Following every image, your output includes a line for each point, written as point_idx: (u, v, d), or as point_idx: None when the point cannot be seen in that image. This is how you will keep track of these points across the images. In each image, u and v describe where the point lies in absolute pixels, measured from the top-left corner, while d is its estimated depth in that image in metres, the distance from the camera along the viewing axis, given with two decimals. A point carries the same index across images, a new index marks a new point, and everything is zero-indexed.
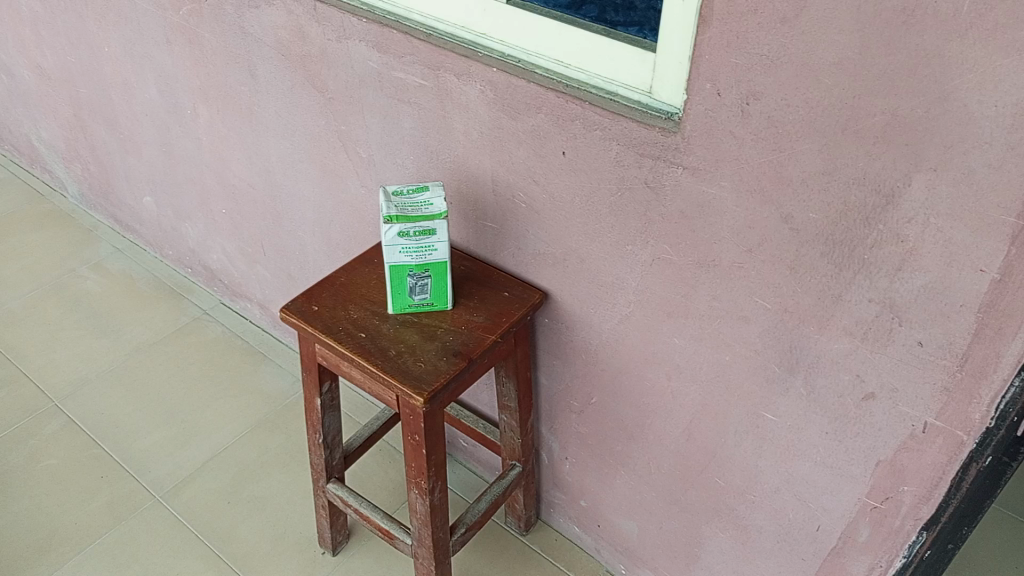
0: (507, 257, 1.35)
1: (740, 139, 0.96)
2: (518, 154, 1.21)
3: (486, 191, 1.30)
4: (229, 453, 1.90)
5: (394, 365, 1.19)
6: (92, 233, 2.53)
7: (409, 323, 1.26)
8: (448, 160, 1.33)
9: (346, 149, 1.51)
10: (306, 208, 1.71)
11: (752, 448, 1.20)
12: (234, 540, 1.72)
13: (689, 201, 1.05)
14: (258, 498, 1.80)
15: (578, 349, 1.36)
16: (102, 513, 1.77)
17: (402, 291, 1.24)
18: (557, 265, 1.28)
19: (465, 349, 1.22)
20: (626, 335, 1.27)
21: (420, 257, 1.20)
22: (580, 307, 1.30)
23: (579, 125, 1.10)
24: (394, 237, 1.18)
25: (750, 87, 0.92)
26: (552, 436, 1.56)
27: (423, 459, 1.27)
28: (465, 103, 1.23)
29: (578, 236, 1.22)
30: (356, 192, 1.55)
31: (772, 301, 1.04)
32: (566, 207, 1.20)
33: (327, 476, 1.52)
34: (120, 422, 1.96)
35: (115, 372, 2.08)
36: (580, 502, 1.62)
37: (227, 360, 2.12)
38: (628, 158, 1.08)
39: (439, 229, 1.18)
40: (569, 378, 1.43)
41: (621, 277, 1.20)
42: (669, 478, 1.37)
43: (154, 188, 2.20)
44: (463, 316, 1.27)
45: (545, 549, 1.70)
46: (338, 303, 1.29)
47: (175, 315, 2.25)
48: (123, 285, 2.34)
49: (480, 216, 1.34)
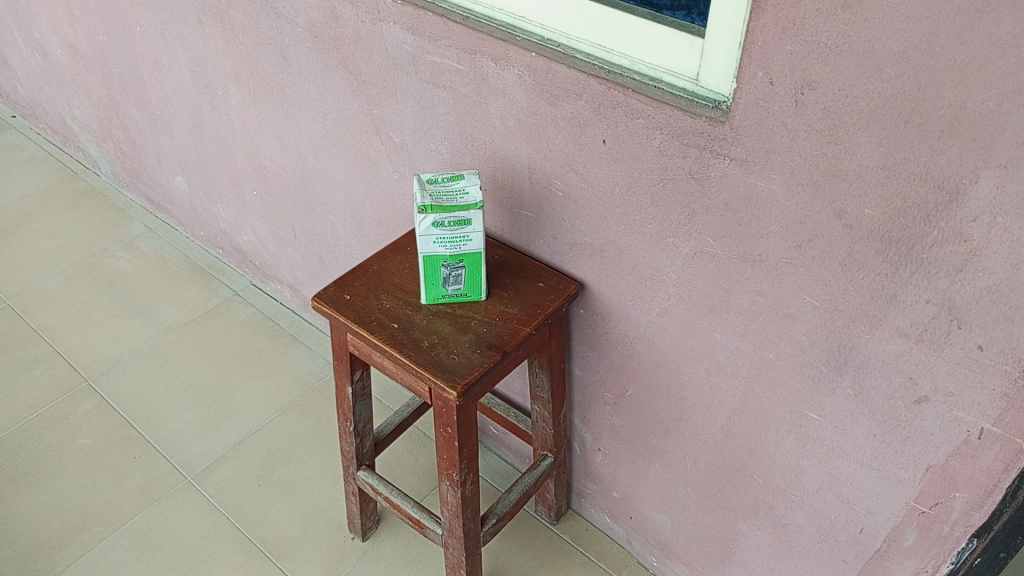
0: (543, 246, 1.32)
1: (792, 129, 0.92)
2: (556, 142, 1.18)
3: (522, 180, 1.27)
4: (259, 436, 1.89)
5: (428, 357, 1.16)
6: (125, 212, 2.53)
7: (443, 313, 1.23)
8: (484, 147, 1.29)
9: (379, 134, 1.48)
10: (338, 192, 1.69)
11: (794, 447, 1.17)
12: (265, 523, 1.72)
13: (736, 193, 1.01)
14: (289, 482, 1.80)
15: (614, 341, 1.33)
16: (134, 494, 1.78)
17: (436, 281, 1.22)
18: (595, 255, 1.25)
19: (499, 341, 1.19)
20: (665, 328, 1.23)
21: (455, 247, 1.17)
22: (617, 298, 1.27)
23: (621, 113, 1.07)
24: (429, 226, 1.15)
25: (805, 75, 0.88)
26: (585, 426, 1.54)
27: (455, 452, 1.25)
28: (502, 89, 1.20)
29: (617, 226, 1.18)
30: (389, 177, 1.52)
31: (821, 298, 1.00)
32: (606, 196, 1.17)
33: (357, 463, 1.51)
34: (152, 403, 1.97)
35: (146, 353, 2.09)
36: (613, 493, 1.59)
37: (257, 342, 2.11)
38: (672, 147, 1.04)
39: (474, 219, 1.15)
40: (604, 370, 1.40)
41: (661, 269, 1.17)
42: (706, 474, 1.34)
43: (186, 168, 2.19)
44: (496, 308, 1.24)
45: (575, 539, 1.68)
46: (370, 292, 1.27)
47: (206, 296, 2.25)
48: (155, 265, 2.34)
49: (516, 204, 1.31)
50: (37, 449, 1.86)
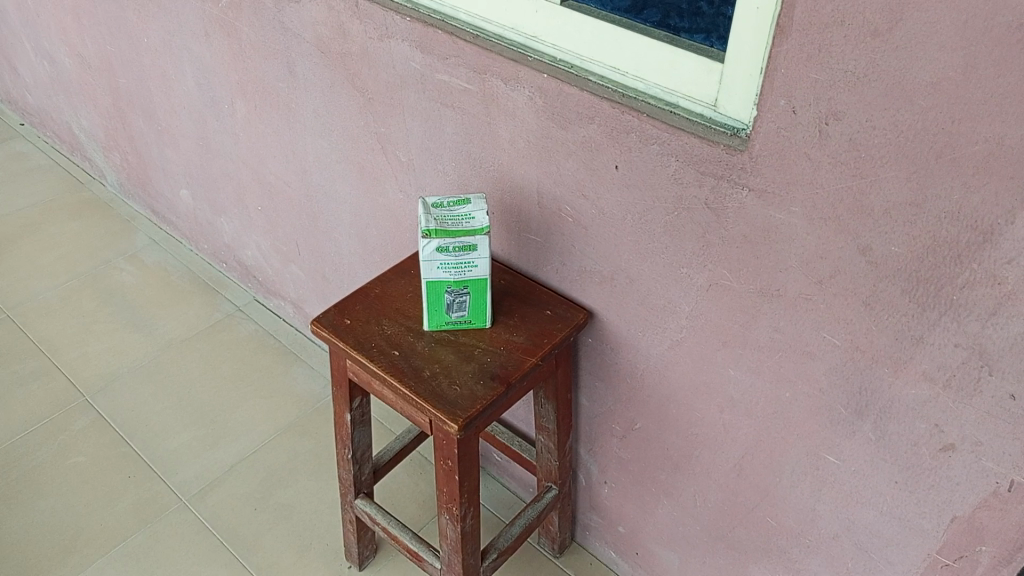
0: (550, 272, 1.27)
1: (815, 161, 0.87)
2: (567, 166, 1.13)
3: (531, 204, 1.22)
4: (257, 457, 1.85)
5: (428, 388, 1.12)
6: (129, 223, 2.50)
7: (445, 341, 1.18)
8: (492, 169, 1.25)
9: (385, 152, 1.44)
10: (343, 210, 1.65)
11: (810, 490, 1.11)
12: (260, 549, 1.67)
13: (754, 225, 0.97)
14: (286, 506, 1.75)
15: (623, 372, 1.28)
16: (128, 514, 1.73)
17: (440, 308, 1.17)
18: (604, 284, 1.20)
19: (503, 372, 1.14)
20: (677, 361, 1.18)
21: (459, 274, 1.12)
22: (627, 329, 1.22)
23: (635, 138, 1.02)
24: (433, 251, 1.10)
25: (830, 105, 0.83)
26: (591, 458, 1.49)
27: (456, 486, 1.20)
28: (512, 109, 1.15)
29: (629, 255, 1.14)
30: (395, 197, 1.48)
31: (842, 337, 0.95)
32: (617, 224, 1.12)
33: (355, 492, 1.46)
34: (149, 420, 1.93)
35: (146, 368, 2.05)
36: (619, 527, 1.54)
37: (259, 359, 2.07)
38: (688, 175, 1.00)
39: (480, 245, 1.10)
40: (612, 401, 1.35)
41: (673, 301, 1.12)
42: (716, 514, 1.29)
43: (190, 181, 2.16)
44: (502, 336, 1.19)
45: (578, 573, 1.63)
46: (371, 317, 1.22)
47: (208, 311, 2.21)
48: (158, 278, 2.31)
49: (523, 228, 1.26)
50: (31, 465, 1.82)
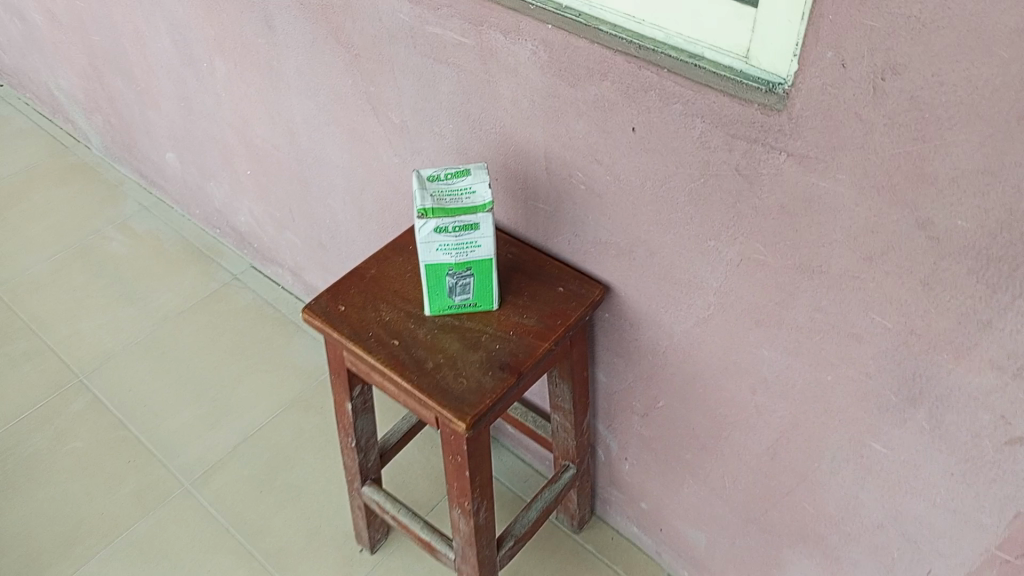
0: (561, 243, 1.15)
1: (867, 122, 0.75)
2: (577, 128, 1.01)
3: (538, 170, 1.10)
4: (261, 436, 1.76)
5: (432, 383, 1.02)
6: (117, 188, 2.38)
7: (449, 328, 1.08)
8: (493, 132, 1.13)
9: (377, 113, 1.31)
10: (335, 175, 1.53)
11: (853, 477, 1.02)
12: (268, 534, 1.61)
13: (793, 194, 0.85)
14: (293, 487, 1.67)
15: (644, 348, 1.18)
16: (130, 502, 1.66)
17: (441, 291, 1.06)
18: (622, 256, 1.09)
19: (513, 361, 1.04)
20: (704, 339, 1.08)
21: (461, 255, 1.01)
22: (648, 304, 1.11)
23: (654, 97, 0.90)
24: (430, 233, 0.98)
25: (887, 58, 0.71)
26: (610, 434, 1.40)
27: (466, 480, 1.11)
28: (513, 66, 1.03)
29: (649, 226, 1.02)
30: (389, 161, 1.36)
31: (894, 319, 0.84)
32: (635, 192, 1.01)
33: (361, 479, 1.38)
34: (147, 399, 1.84)
35: (141, 344, 1.95)
36: (642, 503, 1.47)
37: (258, 330, 1.97)
38: (715, 138, 0.88)
39: (482, 224, 0.99)
40: (632, 378, 1.25)
41: (699, 275, 1.01)
42: (747, 496, 1.20)
43: (176, 144, 2.03)
44: (510, 319, 1.09)
45: (600, 549, 1.56)
46: (368, 302, 1.12)
47: (203, 280, 2.10)
48: (150, 247, 2.20)
49: (530, 196, 1.15)
50: (27, 451, 1.75)
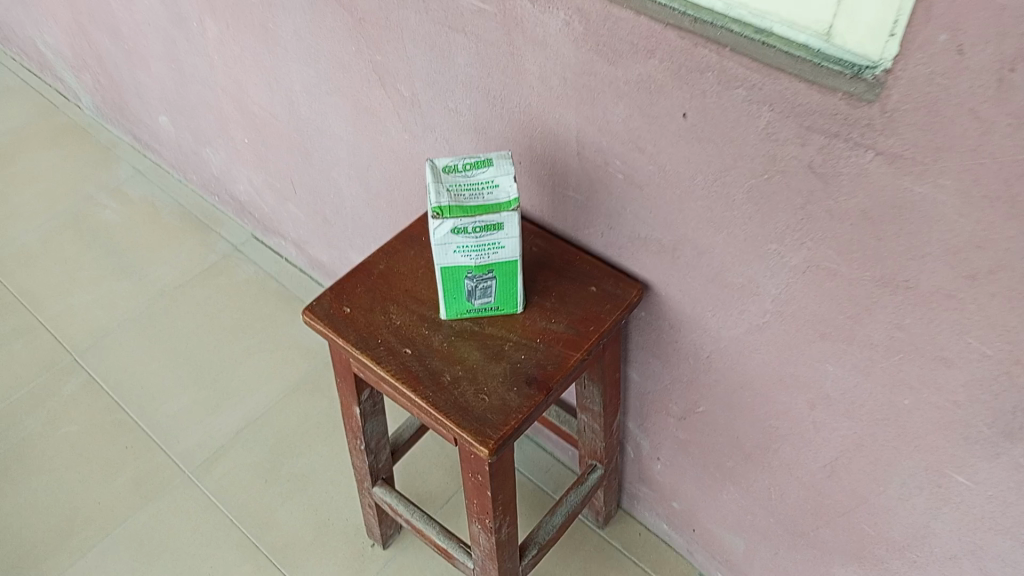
0: (593, 236, 1.02)
1: (986, 121, 0.62)
2: (616, 111, 0.87)
3: (568, 154, 0.97)
4: (265, 421, 1.65)
5: (450, 401, 0.89)
6: (110, 151, 2.24)
7: (469, 334, 0.95)
8: (517, 110, 0.99)
9: (384, 85, 1.17)
10: (339, 148, 1.39)
11: (925, 505, 0.91)
12: (274, 526, 1.50)
13: (879, 199, 0.72)
14: (299, 477, 1.57)
15: (685, 352, 1.06)
16: (128, 491, 1.56)
17: (459, 295, 0.93)
18: (664, 254, 0.96)
19: (542, 374, 0.91)
20: (757, 348, 0.96)
21: (482, 257, 0.88)
22: (692, 306, 0.99)
23: (712, 80, 0.76)
24: (446, 234, 0.85)
25: (1021, 44, 0.57)
26: (641, 433, 1.29)
27: (488, 500, 1.00)
28: (541, 37, 0.88)
29: (697, 223, 0.89)
30: (399, 137, 1.23)
31: (995, 346, 0.73)
32: (683, 185, 0.87)
33: (372, 480, 1.27)
34: (144, 381, 1.73)
35: (137, 321, 1.84)
36: (674, 503, 1.36)
37: (261, 306, 1.85)
38: (786, 130, 0.74)
39: (507, 223, 0.85)
40: (669, 380, 1.14)
41: (755, 280, 0.89)
42: (796, 511, 1.10)
43: (168, 107, 1.89)
44: (536, 324, 0.96)
45: (626, 546, 1.47)
46: (376, 303, 0.99)
47: (202, 251, 1.98)
48: (145, 215, 2.07)
49: (558, 183, 1.01)
50: (19, 437, 1.65)
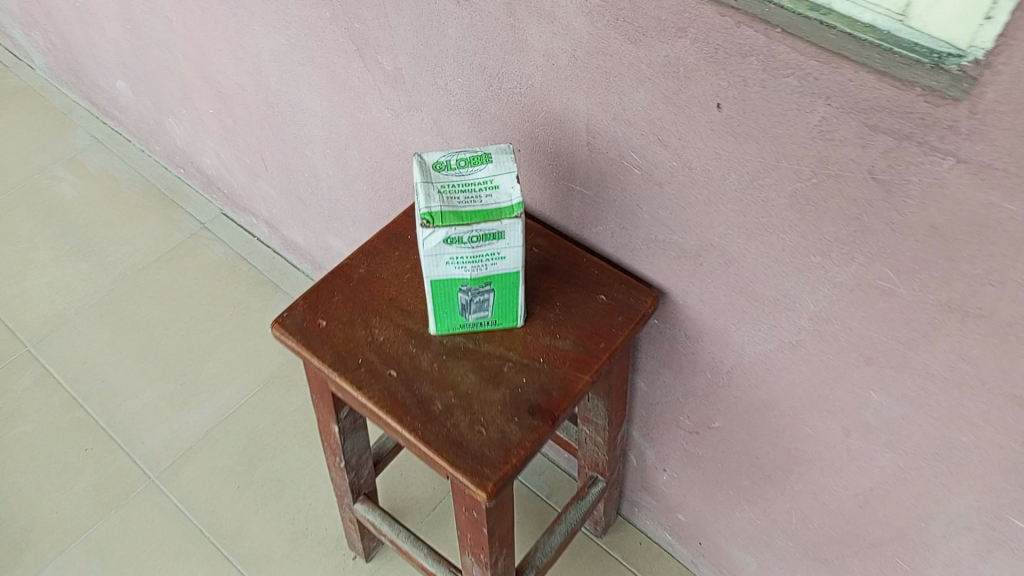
0: (602, 235, 0.90)
1: None
2: (635, 97, 0.74)
3: (576, 144, 0.84)
4: (237, 419, 1.54)
5: (441, 434, 0.78)
6: (66, 117, 2.08)
7: (462, 353, 0.84)
8: (516, 91, 0.86)
9: (363, 57, 1.03)
10: (314, 125, 1.25)
11: (973, 547, 0.82)
12: (248, 536, 1.39)
13: (955, 215, 0.61)
14: (275, 481, 1.46)
15: (702, 364, 0.95)
16: (89, 498, 1.44)
17: (452, 309, 0.82)
18: (684, 261, 0.84)
19: (545, 402, 0.80)
20: (787, 366, 0.85)
21: (479, 269, 0.76)
22: (714, 318, 0.88)
23: (756, 66, 0.64)
24: (438, 244, 0.73)
25: None
26: (646, 443, 1.19)
27: (483, 535, 0.89)
28: (549, 9, 0.75)
29: (726, 229, 0.77)
30: (380, 115, 1.09)
31: None
32: (711, 186, 0.75)
33: (354, 495, 1.16)
34: (105, 374, 1.60)
35: (98, 307, 1.70)
36: (678, 514, 1.27)
37: (232, 291, 1.72)
38: (845, 128, 0.62)
39: (508, 232, 0.73)
40: (682, 392, 1.03)
41: (792, 294, 0.77)
42: (820, 536, 1.00)
43: (126, 72, 1.73)
44: (539, 341, 0.85)
45: (625, 556, 1.38)
46: (356, 315, 0.87)
47: (167, 229, 1.84)
48: (106, 189, 1.92)
49: (563, 175, 0.89)
50: None
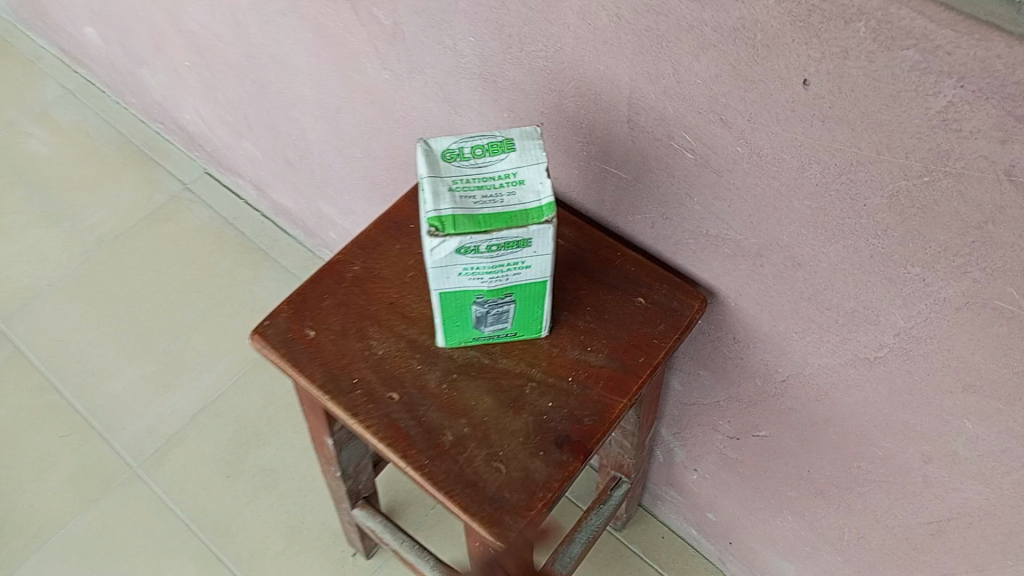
0: (640, 225, 0.76)
1: None
2: (694, 68, 0.60)
3: (613, 120, 0.70)
4: (225, 402, 1.42)
5: (453, 472, 0.66)
6: (33, 65, 1.90)
7: (476, 371, 0.71)
8: (541, 55, 0.71)
9: (356, 9, 0.88)
10: (300, 83, 1.10)
11: None
12: (238, 531, 1.29)
13: None
14: (267, 471, 1.35)
15: (751, 371, 0.83)
16: (66, 489, 1.33)
17: (464, 322, 0.69)
18: (740, 259, 0.71)
19: (574, 432, 0.68)
20: (858, 383, 0.72)
21: (498, 281, 0.63)
22: (771, 324, 0.74)
23: (864, 33, 0.50)
24: (449, 255, 0.60)
25: None
26: (676, 440, 1.06)
27: None
28: None
29: (799, 228, 0.64)
30: (376, 76, 0.94)
31: None
32: (784, 177, 0.61)
33: (350, 500, 1.04)
34: (81, 353, 1.48)
35: (72, 278, 1.57)
36: (708, 514, 1.15)
37: (216, 260, 1.58)
38: (980, 118, 0.48)
39: (535, 239, 0.60)
40: (723, 396, 0.90)
41: (876, 306, 0.64)
42: (877, 557, 0.90)
43: (94, 17, 1.56)
44: (566, 356, 0.72)
45: (647, 551, 1.25)
46: (351, 325, 0.74)
47: (145, 190, 1.69)
48: (78, 145, 1.76)
49: (595, 155, 0.74)
50: None
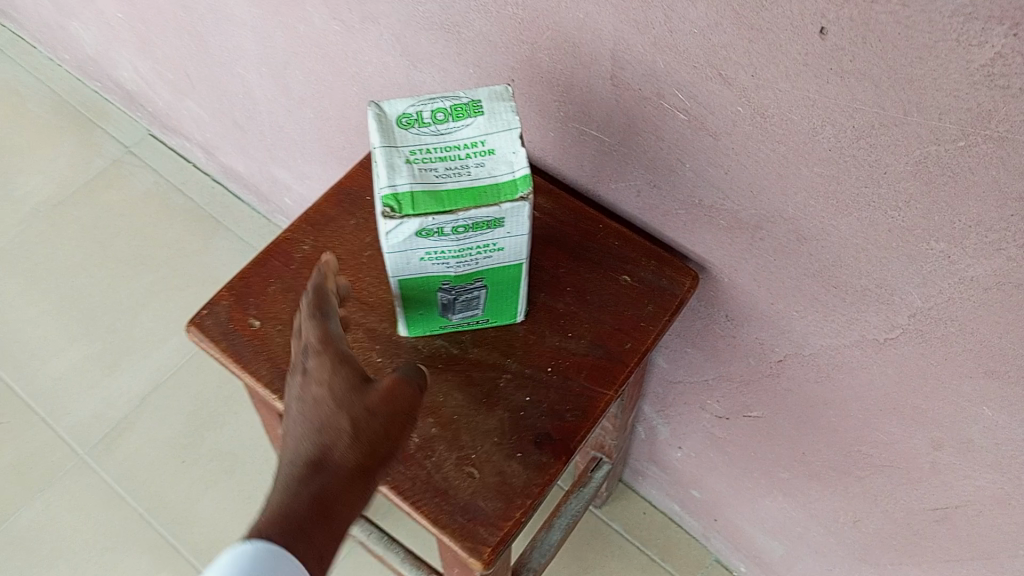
0: (623, 194, 0.69)
1: None
2: (690, 15, 0.52)
3: (594, 77, 0.61)
4: (178, 382, 1.33)
5: (421, 480, 0.59)
6: None
7: (444, 363, 0.63)
8: (510, 2, 0.62)
9: None
10: (242, 36, 0.99)
11: None
12: (196, 520, 1.21)
13: None
14: (225, 455, 1.27)
15: (743, 349, 0.76)
16: (8, 480, 1.24)
17: (429, 310, 0.61)
18: (736, 232, 0.63)
19: (555, 430, 0.61)
20: (863, 365, 0.66)
21: (466, 265, 0.55)
22: (768, 301, 0.67)
23: None
24: (408, 239, 0.51)
25: None
26: (659, 418, 1.00)
27: None
28: None
29: (805, 198, 0.56)
30: (324, 27, 0.84)
31: None
32: (791, 141, 0.53)
33: None
34: (20, 332, 1.37)
35: (7, 251, 1.45)
36: (692, 492, 1.10)
37: (164, 228, 1.48)
38: None
39: (507, 218, 0.52)
40: (712, 375, 0.84)
41: (890, 284, 0.57)
42: (875, 540, 0.85)
43: None
44: (545, 343, 0.64)
45: (628, 529, 1.19)
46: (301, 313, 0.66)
47: (84, 154, 1.57)
48: (8, 107, 1.63)
49: (573, 116, 0.66)
50: None
